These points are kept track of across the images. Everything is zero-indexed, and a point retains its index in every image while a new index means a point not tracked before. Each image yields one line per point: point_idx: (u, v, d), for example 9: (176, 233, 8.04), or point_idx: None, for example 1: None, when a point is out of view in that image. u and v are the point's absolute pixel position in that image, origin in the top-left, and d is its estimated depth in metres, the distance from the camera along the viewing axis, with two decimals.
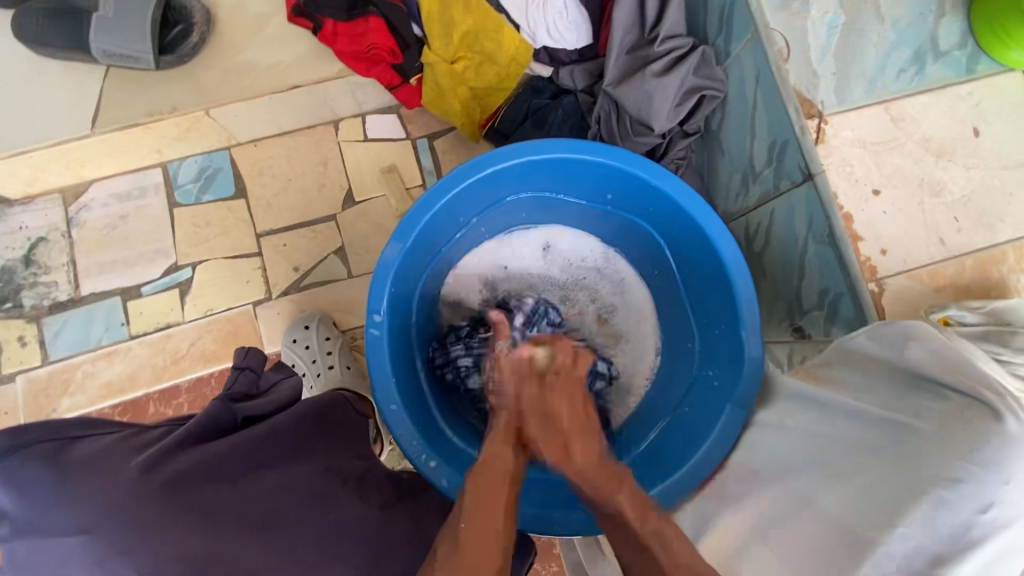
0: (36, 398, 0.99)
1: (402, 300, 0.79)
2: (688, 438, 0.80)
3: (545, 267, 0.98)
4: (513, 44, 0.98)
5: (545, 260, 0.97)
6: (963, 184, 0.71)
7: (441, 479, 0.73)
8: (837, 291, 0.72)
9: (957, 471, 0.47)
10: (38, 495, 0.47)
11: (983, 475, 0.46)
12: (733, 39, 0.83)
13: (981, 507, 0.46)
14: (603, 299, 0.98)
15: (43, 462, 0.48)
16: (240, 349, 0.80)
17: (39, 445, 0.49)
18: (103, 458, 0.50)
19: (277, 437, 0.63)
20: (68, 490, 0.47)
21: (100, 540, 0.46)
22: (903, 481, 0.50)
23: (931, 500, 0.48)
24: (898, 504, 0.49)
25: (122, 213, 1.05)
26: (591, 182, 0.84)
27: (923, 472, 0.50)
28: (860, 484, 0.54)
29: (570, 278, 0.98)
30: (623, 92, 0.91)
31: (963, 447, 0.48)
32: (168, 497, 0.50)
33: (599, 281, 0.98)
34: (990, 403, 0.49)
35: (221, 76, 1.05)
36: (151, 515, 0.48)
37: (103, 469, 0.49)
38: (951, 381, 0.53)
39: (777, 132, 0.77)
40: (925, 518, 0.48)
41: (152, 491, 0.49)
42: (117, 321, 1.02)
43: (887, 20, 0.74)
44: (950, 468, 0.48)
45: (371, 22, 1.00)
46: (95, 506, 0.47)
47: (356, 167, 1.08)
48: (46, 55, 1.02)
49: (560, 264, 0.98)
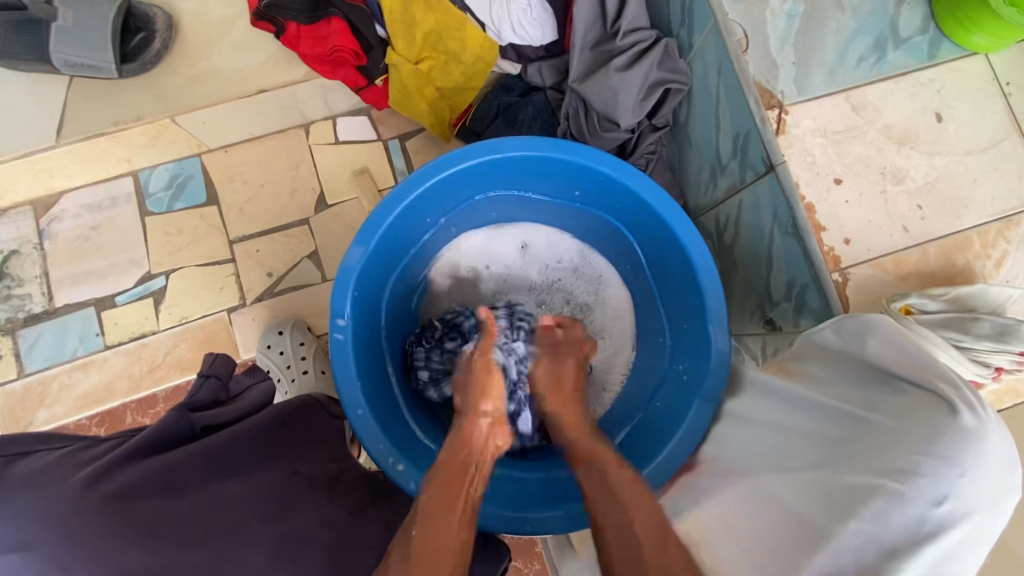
0: (13, 411, 0.99)
1: (367, 303, 0.78)
2: (660, 431, 0.79)
3: (524, 267, 0.97)
4: (477, 43, 0.97)
5: (524, 260, 0.97)
6: (926, 171, 0.70)
7: (409, 483, 0.70)
8: (803, 282, 0.72)
9: (911, 465, 0.46)
10: None
11: (938, 469, 0.45)
12: (695, 31, 0.82)
13: (935, 501, 0.44)
14: (581, 300, 0.97)
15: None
16: (207, 356, 0.79)
17: None
18: (47, 473, 0.49)
19: (234, 449, 0.62)
20: (4, 506, 0.46)
21: (37, 555, 0.46)
22: (860, 475, 0.49)
23: (886, 495, 0.46)
24: (854, 497, 0.48)
25: (94, 223, 1.05)
26: (558, 179, 0.83)
27: (880, 466, 0.48)
28: (819, 479, 0.53)
29: (545, 276, 0.97)
30: (588, 89, 0.90)
31: (918, 438, 0.47)
32: (110, 511, 0.49)
33: (576, 281, 0.97)
34: (945, 394, 0.49)
35: (187, 83, 1.04)
36: (90, 532, 0.47)
37: (44, 484, 0.48)
38: (907, 374, 0.53)
39: (740, 123, 0.76)
40: (880, 514, 0.46)
41: (94, 506, 0.48)
42: (92, 332, 1.02)
43: (846, 8, 0.73)
44: (905, 461, 0.47)
45: (334, 24, 0.95)
46: (30, 522, 0.46)
47: (327, 170, 1.07)
48: (11, 67, 1.02)
49: (536, 264, 0.97)
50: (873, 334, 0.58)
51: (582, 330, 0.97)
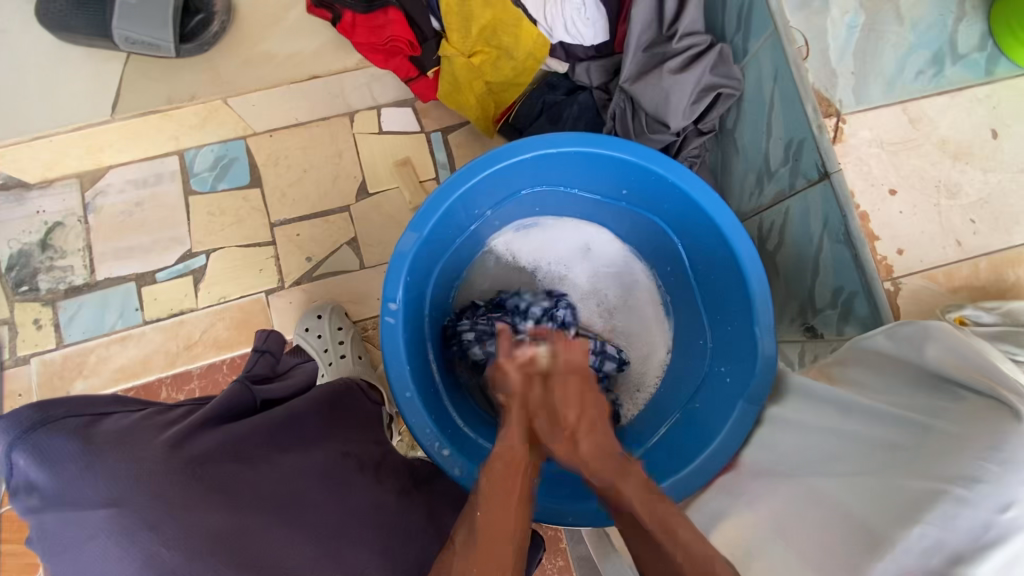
0: (50, 381, 1.00)
1: (417, 289, 0.80)
2: (699, 431, 0.81)
3: (569, 266, 0.97)
4: (531, 39, 0.98)
5: (570, 257, 0.97)
6: (980, 186, 0.70)
7: (454, 468, 0.73)
8: (851, 290, 0.72)
9: (976, 470, 0.46)
10: (65, 466, 0.48)
11: (1002, 474, 0.45)
12: (751, 37, 0.83)
13: (999, 507, 0.44)
14: (620, 300, 0.97)
15: (69, 436, 0.49)
16: (262, 332, 0.84)
17: (67, 419, 0.50)
18: (129, 434, 0.51)
19: (293, 424, 0.65)
20: (93, 463, 0.48)
21: (123, 514, 0.46)
22: (921, 479, 0.49)
23: (951, 498, 0.46)
24: (915, 500, 0.48)
25: (138, 199, 1.06)
26: (607, 177, 0.84)
27: (939, 471, 0.48)
28: (877, 481, 0.53)
29: (584, 274, 0.98)
30: (639, 90, 0.91)
31: (982, 443, 0.47)
32: (189, 473, 0.51)
33: (620, 283, 0.97)
34: (1005, 401, 0.48)
35: (241, 66, 1.06)
36: (172, 488, 0.49)
37: (128, 444, 0.50)
38: (968, 382, 0.52)
39: (793, 130, 0.77)
40: (943, 517, 0.46)
41: (175, 466, 0.50)
42: (131, 307, 1.03)
43: (906, 21, 0.74)
44: (968, 466, 0.47)
45: (391, 14, 0.98)
46: (118, 478, 0.48)
47: (370, 159, 1.08)
48: (69, 40, 1.03)
49: (577, 261, 0.97)
50: (932, 341, 0.57)
51: (622, 331, 0.97)
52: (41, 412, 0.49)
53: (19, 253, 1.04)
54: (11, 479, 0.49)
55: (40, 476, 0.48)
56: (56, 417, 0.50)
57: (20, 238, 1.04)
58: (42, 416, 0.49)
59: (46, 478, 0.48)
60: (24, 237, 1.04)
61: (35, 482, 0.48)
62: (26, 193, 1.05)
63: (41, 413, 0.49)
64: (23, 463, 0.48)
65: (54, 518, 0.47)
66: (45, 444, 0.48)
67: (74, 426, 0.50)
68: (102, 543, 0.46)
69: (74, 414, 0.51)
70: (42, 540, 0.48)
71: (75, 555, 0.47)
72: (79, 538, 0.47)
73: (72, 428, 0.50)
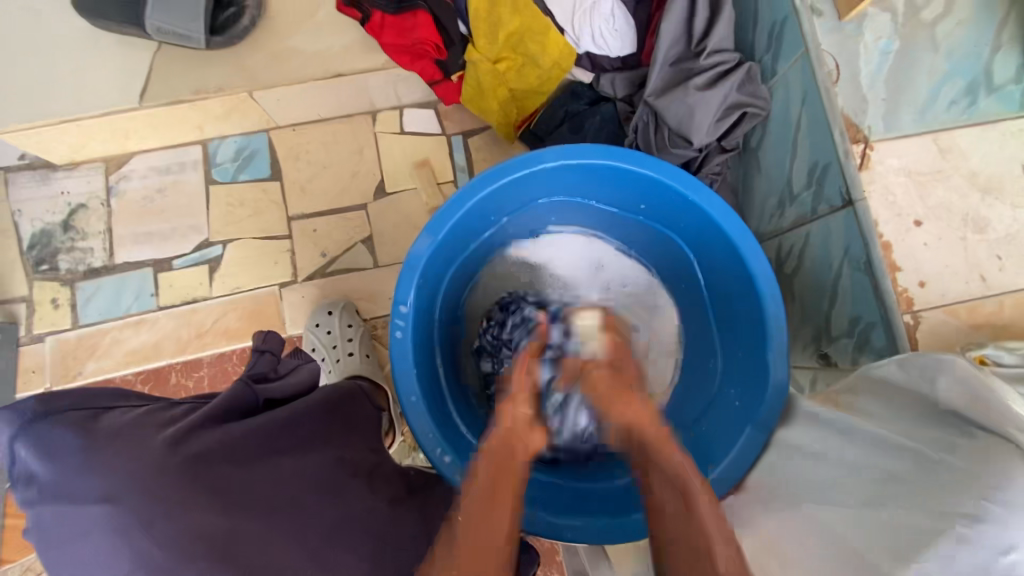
0: (63, 359, 1.02)
1: (429, 292, 0.80)
2: (707, 453, 0.80)
3: (579, 273, 0.96)
4: (557, 48, 0.98)
5: (580, 263, 0.96)
6: (1009, 222, 0.68)
7: (455, 475, 0.73)
8: (869, 320, 0.70)
9: (977, 510, 0.44)
10: (67, 459, 0.49)
11: (1008, 517, 0.42)
12: (781, 59, 0.82)
13: (1002, 549, 0.42)
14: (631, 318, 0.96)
15: (73, 429, 0.50)
16: (259, 333, 0.82)
17: (71, 412, 0.51)
18: (131, 430, 0.52)
19: (295, 424, 0.65)
20: (92, 458, 0.49)
21: (123, 509, 0.48)
22: (923, 519, 0.47)
23: (952, 541, 0.44)
24: (910, 538, 0.48)
25: (160, 186, 1.08)
26: (626, 191, 0.84)
27: (942, 512, 0.46)
28: (876, 516, 0.52)
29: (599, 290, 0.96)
30: (664, 104, 0.91)
31: (987, 483, 0.44)
32: (188, 471, 0.51)
33: (632, 300, 0.96)
34: (1013, 437, 0.45)
35: (267, 61, 1.04)
36: (168, 487, 0.49)
37: (130, 440, 0.51)
38: (977, 417, 0.48)
39: (819, 154, 0.76)
40: (943, 558, 0.44)
41: (174, 464, 0.51)
42: (147, 291, 1.05)
43: (941, 48, 0.72)
44: (968, 505, 0.45)
45: (420, 18, 0.98)
46: (117, 475, 0.48)
47: (390, 158, 1.09)
48: (102, 27, 1.02)
49: (591, 275, 0.97)
50: (944, 372, 0.53)
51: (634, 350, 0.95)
52: (45, 404, 0.50)
53: (41, 232, 1.06)
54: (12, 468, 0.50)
55: (41, 468, 0.49)
56: (61, 408, 0.51)
57: (43, 218, 1.06)
58: (46, 408, 0.50)
59: (47, 470, 0.48)
60: (47, 217, 1.06)
61: (35, 474, 0.49)
62: (52, 174, 1.07)
63: (46, 404, 0.50)
64: (24, 453, 0.49)
65: (51, 512, 0.48)
66: (47, 437, 0.49)
67: (78, 418, 0.51)
68: (101, 536, 0.47)
69: (77, 407, 0.52)
70: (38, 531, 0.49)
71: (70, 548, 0.48)
72: (75, 532, 0.48)
73: (75, 421, 0.51)
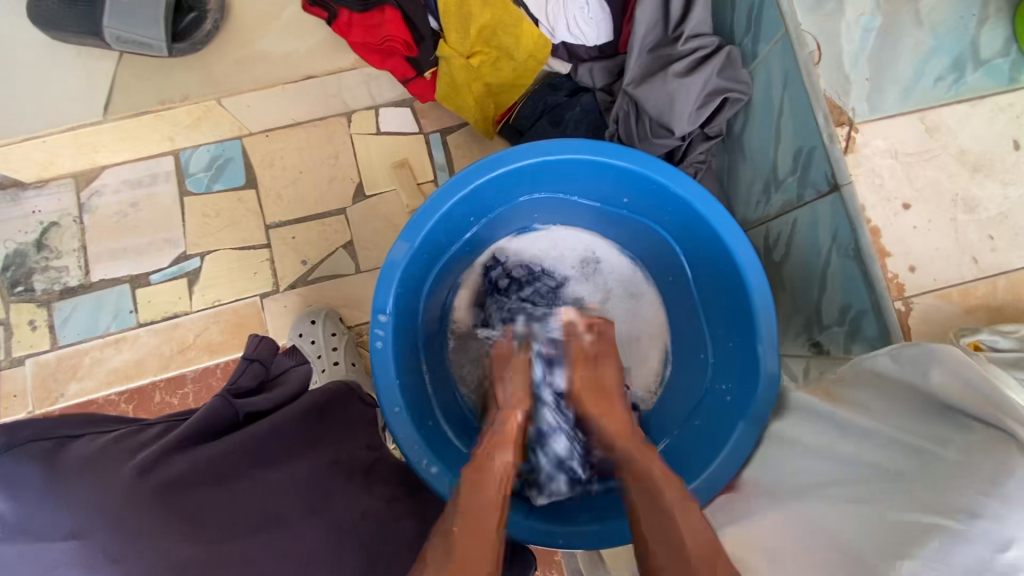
0: (44, 382, 1.00)
1: (408, 299, 0.78)
2: (701, 450, 0.78)
3: (565, 247, 0.94)
4: (531, 38, 0.95)
5: (560, 243, 0.94)
6: (1000, 201, 0.66)
7: (442, 487, 0.71)
8: (859, 308, 0.68)
9: (974, 505, 0.43)
10: (27, 493, 0.45)
11: (1006, 512, 0.41)
12: (761, 40, 0.80)
13: (998, 545, 0.40)
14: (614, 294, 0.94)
15: (33, 461, 0.47)
16: (251, 339, 0.86)
17: (32, 444, 0.48)
18: (97, 462, 0.49)
19: (272, 440, 0.63)
20: (55, 490, 0.46)
21: (91, 543, 0.45)
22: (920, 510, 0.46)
23: (952, 534, 0.42)
24: (913, 533, 0.45)
25: (133, 200, 1.05)
26: (607, 184, 0.82)
27: (948, 504, 0.44)
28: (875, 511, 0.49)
29: (583, 270, 0.95)
30: (643, 93, 0.88)
31: (984, 477, 0.44)
32: (160, 500, 0.49)
33: (618, 287, 0.94)
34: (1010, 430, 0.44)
35: (233, 67, 1.02)
36: (138, 516, 0.47)
37: (96, 472, 0.48)
38: (969, 409, 0.48)
39: (803, 139, 0.73)
40: (945, 555, 0.42)
41: (144, 492, 0.48)
42: (125, 309, 1.03)
43: (925, 23, 0.70)
44: (971, 500, 0.43)
45: (387, 14, 0.95)
46: (82, 508, 0.45)
47: (367, 161, 1.06)
48: (61, 39, 0.99)
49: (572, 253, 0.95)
50: (937, 363, 0.51)
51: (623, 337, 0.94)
52: (5, 435, 0.47)
53: (15, 253, 1.03)
54: None
55: (0, 507, 0.44)
56: (23, 440, 0.48)
57: (15, 238, 1.03)
58: (11, 437, 0.47)
59: (3, 510, 0.44)
60: (19, 237, 1.03)
61: None
62: (21, 192, 1.04)
63: (9, 434, 0.47)
64: None
65: (7, 552, 0.43)
66: (6, 471, 0.45)
67: (39, 450, 0.48)
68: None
69: (38, 438, 0.49)
70: None
71: None
72: (36, 573, 0.43)
73: (37, 454, 0.48)
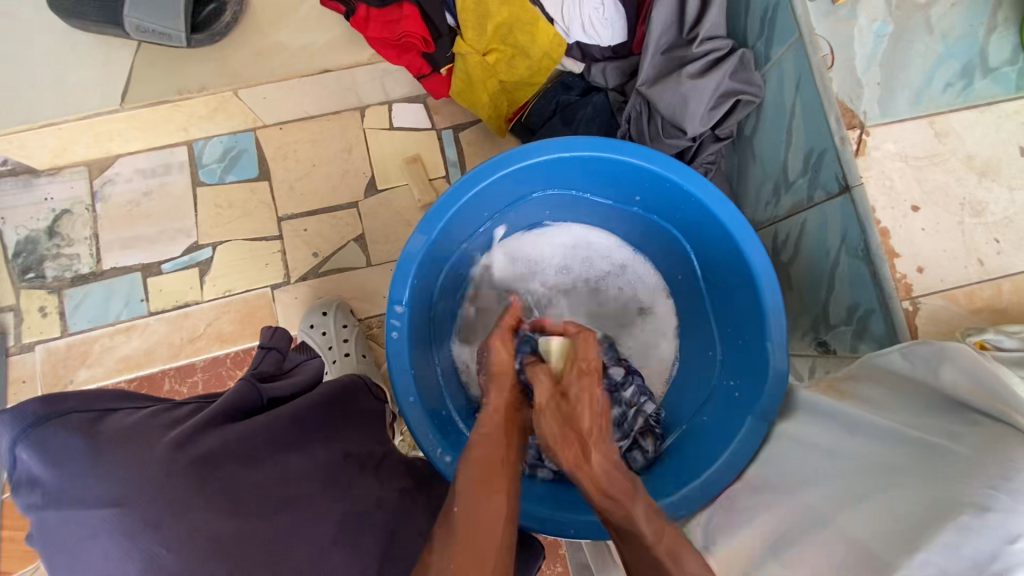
0: (54, 368, 1.00)
1: (424, 290, 0.79)
2: (709, 444, 0.79)
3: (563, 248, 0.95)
4: (548, 39, 0.96)
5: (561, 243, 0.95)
6: (1006, 205, 0.67)
7: (455, 475, 0.72)
8: (868, 307, 0.70)
9: (983, 498, 0.43)
10: (73, 466, 0.47)
11: (1012, 504, 0.42)
12: (775, 44, 0.81)
13: (1007, 537, 0.41)
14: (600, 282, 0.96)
15: (76, 433, 0.49)
16: (266, 329, 0.82)
17: (75, 415, 0.50)
18: (137, 433, 0.51)
19: (300, 419, 0.63)
20: (95, 464, 0.48)
21: (133, 513, 0.47)
22: (927, 496, 0.47)
23: (955, 526, 0.43)
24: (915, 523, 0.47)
25: (146, 189, 1.06)
26: (620, 183, 0.83)
27: (953, 496, 0.45)
28: (886, 497, 0.51)
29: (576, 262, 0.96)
30: (656, 93, 0.90)
31: (992, 471, 0.44)
32: (195, 473, 0.50)
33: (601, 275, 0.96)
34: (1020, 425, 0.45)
35: (251, 59, 1.02)
36: (174, 490, 0.48)
37: (134, 444, 0.49)
38: (980, 404, 0.49)
39: (814, 140, 0.75)
40: (947, 545, 0.43)
41: (180, 466, 0.50)
42: (137, 297, 1.03)
43: (936, 30, 0.71)
44: (977, 493, 0.44)
45: (405, 9, 0.96)
46: (121, 479, 0.47)
47: (379, 155, 1.07)
48: (79, 27, 1.00)
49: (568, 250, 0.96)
50: (948, 361, 0.53)
51: (643, 341, 0.95)
52: (45, 407, 0.49)
53: (26, 240, 1.04)
54: (13, 471, 0.49)
55: (44, 472, 0.47)
56: (63, 411, 0.49)
57: (27, 225, 1.04)
58: (50, 409, 0.49)
59: (53, 475, 0.47)
60: (31, 224, 1.04)
61: (39, 477, 0.47)
62: (34, 179, 1.05)
63: (48, 407, 0.49)
64: (29, 458, 0.48)
65: (58, 516, 0.47)
66: (55, 442, 0.48)
67: (78, 422, 0.49)
68: (113, 540, 0.46)
69: (80, 409, 0.50)
70: (45, 537, 0.47)
71: (77, 553, 0.47)
72: (81, 537, 0.46)
73: (79, 425, 0.49)
